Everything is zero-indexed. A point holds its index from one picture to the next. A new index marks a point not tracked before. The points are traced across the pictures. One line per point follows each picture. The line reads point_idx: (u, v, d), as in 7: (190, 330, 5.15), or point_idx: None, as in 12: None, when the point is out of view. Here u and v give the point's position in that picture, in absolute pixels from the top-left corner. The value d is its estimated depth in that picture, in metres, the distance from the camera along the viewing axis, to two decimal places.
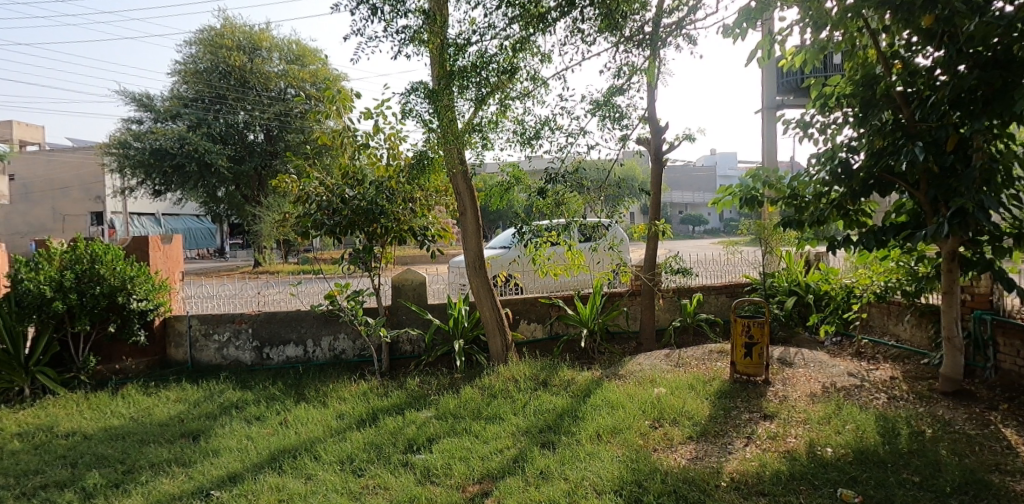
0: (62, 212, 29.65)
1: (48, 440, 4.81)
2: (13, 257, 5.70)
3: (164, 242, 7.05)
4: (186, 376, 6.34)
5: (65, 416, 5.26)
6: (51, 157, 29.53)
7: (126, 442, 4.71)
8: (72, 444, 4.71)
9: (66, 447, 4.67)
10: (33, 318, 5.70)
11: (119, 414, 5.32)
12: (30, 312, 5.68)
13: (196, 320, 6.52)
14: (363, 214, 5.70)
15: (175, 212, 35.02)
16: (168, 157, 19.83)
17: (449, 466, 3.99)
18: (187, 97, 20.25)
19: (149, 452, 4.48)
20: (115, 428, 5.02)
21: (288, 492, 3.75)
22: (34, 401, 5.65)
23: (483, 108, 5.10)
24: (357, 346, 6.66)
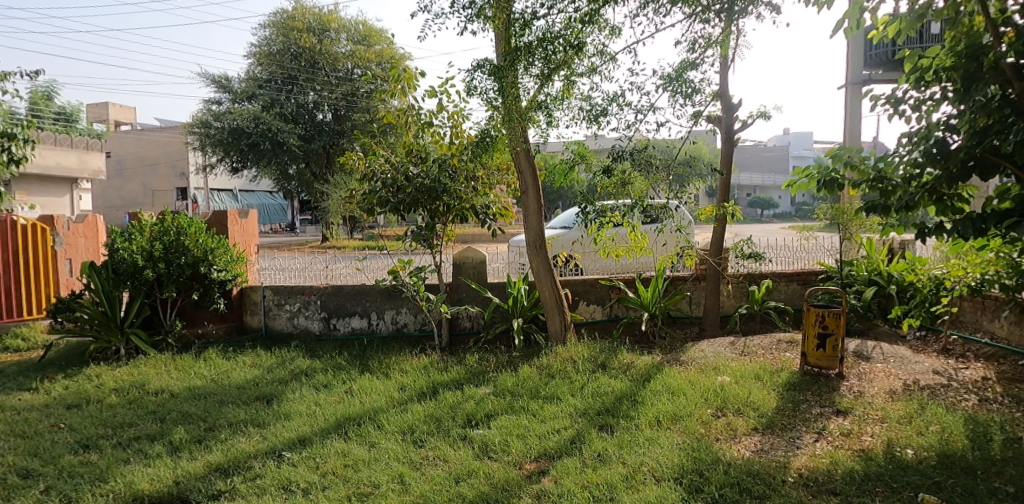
0: (151, 187, 31.66)
1: (140, 396, 5.14)
2: (110, 227, 6.07)
3: (241, 216, 7.33)
4: (260, 342, 6.65)
5: (155, 375, 5.62)
6: (141, 136, 31.35)
7: (208, 401, 4.98)
8: (161, 400, 5.03)
9: (155, 403, 4.98)
10: (127, 285, 6.08)
11: (201, 376, 5.64)
12: (125, 279, 6.06)
13: (269, 291, 6.83)
14: (427, 192, 5.76)
15: (250, 189, 36.75)
16: (244, 136, 20.58)
17: (507, 443, 4.01)
18: (261, 78, 21.01)
19: (228, 412, 4.71)
20: (197, 388, 5.32)
21: (353, 458, 3.87)
22: (129, 359, 6.07)
23: (548, 84, 5.01)
24: (418, 320, 6.75)
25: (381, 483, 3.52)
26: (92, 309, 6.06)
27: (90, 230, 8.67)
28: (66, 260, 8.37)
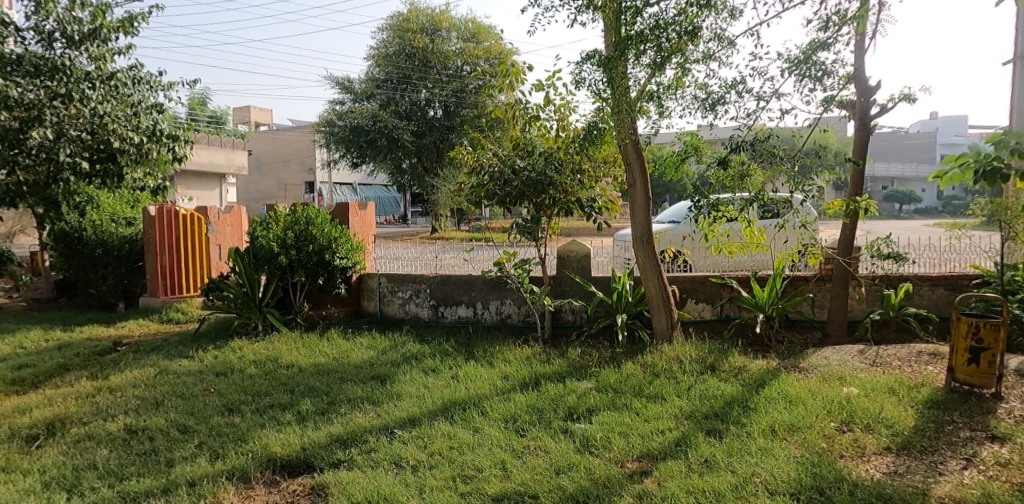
0: (283, 182, 34.43)
1: (274, 369, 5.65)
2: (250, 217, 6.70)
3: (361, 208, 7.73)
4: (375, 326, 6.97)
5: (286, 350, 6.11)
6: (276, 135, 34.19)
7: (330, 378, 5.36)
8: (291, 374, 5.51)
9: (286, 376, 5.48)
10: (265, 268, 6.65)
11: (324, 354, 6.04)
12: (263, 263, 6.63)
13: (384, 278, 7.13)
14: (533, 186, 5.71)
15: (368, 183, 38.88)
16: (364, 133, 21.71)
17: (609, 440, 3.88)
18: (379, 79, 22.05)
19: (346, 388, 5.06)
20: (321, 365, 5.73)
21: (458, 441, 4.00)
22: (265, 335, 6.60)
23: (660, 73, 4.78)
24: (522, 312, 6.69)
25: (482, 468, 3.59)
26: (236, 290, 6.66)
27: (236, 219, 9.69)
28: (218, 246, 9.40)
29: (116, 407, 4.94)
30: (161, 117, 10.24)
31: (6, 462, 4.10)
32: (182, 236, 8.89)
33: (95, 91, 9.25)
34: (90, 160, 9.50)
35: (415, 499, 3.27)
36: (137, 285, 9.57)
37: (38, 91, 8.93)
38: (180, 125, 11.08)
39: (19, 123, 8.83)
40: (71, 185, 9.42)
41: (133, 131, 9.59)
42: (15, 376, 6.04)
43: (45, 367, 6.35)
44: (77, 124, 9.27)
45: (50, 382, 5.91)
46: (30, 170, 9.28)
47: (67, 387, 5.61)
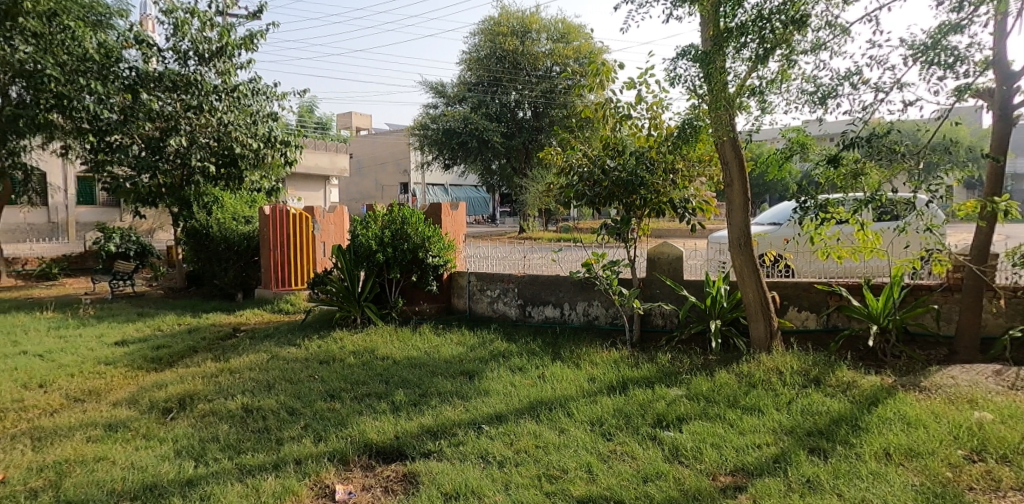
0: (380, 183, 35.87)
1: (371, 359, 5.88)
2: (352, 216, 7.02)
3: (453, 208, 7.82)
4: (465, 323, 7.04)
5: (381, 342, 6.34)
6: (375, 139, 35.66)
7: (422, 371, 5.49)
8: (386, 365, 5.70)
9: (382, 366, 5.67)
10: (364, 265, 6.97)
11: (417, 347, 6.20)
12: (362, 260, 6.95)
13: (474, 276, 7.19)
14: (623, 186, 5.52)
15: (459, 184, 39.77)
16: (455, 136, 22.11)
17: (700, 450, 3.67)
18: (470, 82, 22.44)
19: (437, 382, 5.17)
20: (413, 358, 5.88)
21: (544, 440, 3.97)
22: (363, 328, 6.84)
23: (763, 67, 4.46)
24: (610, 314, 6.45)
25: (570, 468, 3.52)
26: (338, 284, 6.95)
27: (339, 219, 10.15)
28: (322, 243, 9.90)
29: (235, 387, 5.33)
30: (275, 124, 11.56)
31: (145, 430, 4.53)
32: (289, 233, 9.40)
33: (222, 103, 10.80)
34: (216, 164, 10.95)
35: (501, 494, 3.28)
36: (254, 279, 10.10)
37: (175, 104, 10.55)
38: (292, 132, 11.98)
39: (160, 132, 10.51)
40: (202, 186, 10.75)
41: (252, 138, 11.01)
42: (154, 356, 6.70)
43: (178, 348, 6.98)
44: (206, 132, 10.77)
45: (181, 362, 6.49)
46: (168, 174, 10.68)
47: (195, 367, 6.11)
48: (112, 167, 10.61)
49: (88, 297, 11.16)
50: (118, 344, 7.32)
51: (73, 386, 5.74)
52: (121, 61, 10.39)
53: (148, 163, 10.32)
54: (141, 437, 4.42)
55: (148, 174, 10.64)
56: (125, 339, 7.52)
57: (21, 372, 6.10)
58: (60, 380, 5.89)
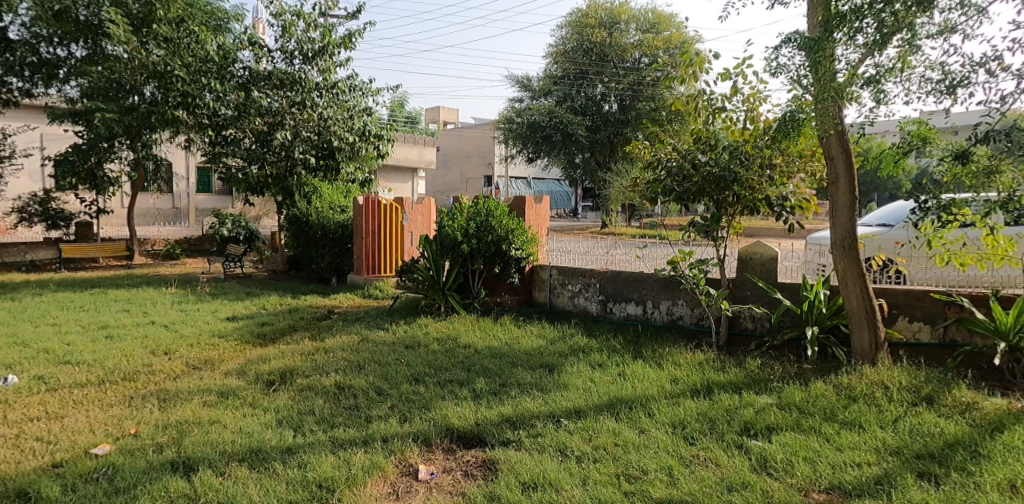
0: (466, 176, 36.41)
1: (454, 347, 5.94)
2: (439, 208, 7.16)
3: (537, 201, 7.70)
4: (545, 316, 6.95)
5: (465, 331, 6.41)
6: (460, 132, 36.19)
7: (502, 361, 5.48)
8: (468, 353, 5.74)
9: (464, 354, 5.72)
10: (449, 255, 7.07)
11: (497, 337, 6.20)
12: (448, 250, 7.07)
13: (556, 270, 7.09)
14: (715, 181, 5.19)
15: (543, 177, 39.73)
16: (540, 129, 22.04)
17: (791, 463, 3.40)
18: (557, 75, 22.27)
19: (517, 373, 5.14)
20: (494, 348, 5.88)
21: (623, 439, 3.86)
22: (447, 316, 6.94)
23: (879, 53, 4.05)
24: (695, 314, 6.06)
25: (650, 470, 3.42)
26: (424, 273, 7.12)
27: (427, 210, 10.19)
28: (410, 233, 10.05)
29: (330, 365, 5.55)
30: (370, 119, 11.92)
31: (252, 398, 4.84)
32: (378, 222, 9.68)
33: (322, 99, 11.31)
34: (316, 157, 11.53)
35: (579, 489, 3.29)
36: (348, 264, 10.37)
37: (281, 101, 11.13)
38: (383, 125, 12.36)
39: (269, 127, 11.14)
40: (303, 177, 11.27)
41: (348, 132, 11.44)
42: (260, 332, 7.13)
43: (280, 325, 7.41)
44: (308, 127, 11.27)
45: (283, 338, 6.88)
46: (274, 166, 11.30)
47: (295, 344, 6.43)
48: (227, 158, 11.40)
49: (205, 277, 11.96)
50: (230, 319, 7.88)
51: (192, 354, 6.23)
52: (236, 62, 11.29)
53: (258, 155, 11.08)
54: (248, 405, 4.73)
55: (257, 165, 11.23)
56: (234, 315, 8.06)
57: (150, 340, 6.73)
58: (182, 348, 6.43)
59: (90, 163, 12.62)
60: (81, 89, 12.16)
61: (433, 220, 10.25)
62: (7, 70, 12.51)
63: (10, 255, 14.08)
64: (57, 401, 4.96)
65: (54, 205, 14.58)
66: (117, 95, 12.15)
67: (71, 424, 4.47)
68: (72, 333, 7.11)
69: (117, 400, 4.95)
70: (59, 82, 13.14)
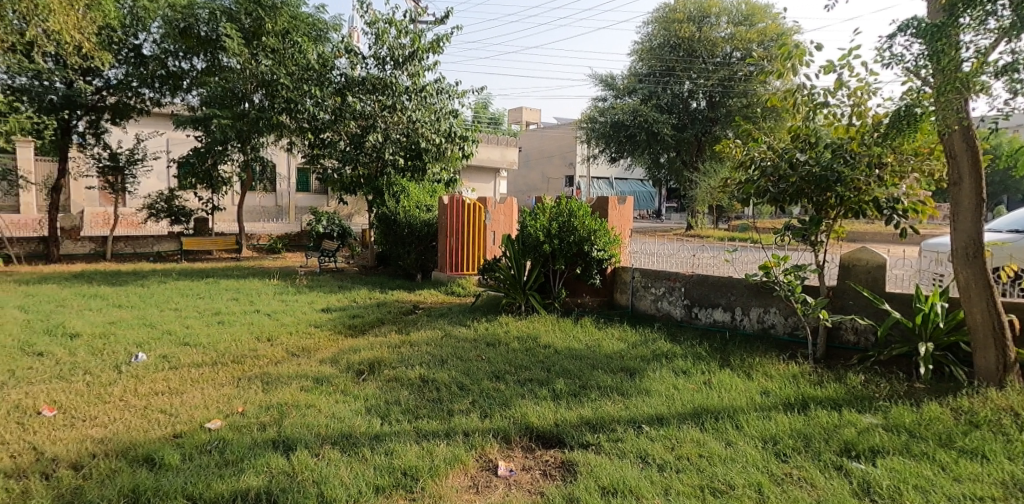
0: (547, 176, 36.39)
1: (534, 346, 5.91)
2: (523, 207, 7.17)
3: (620, 202, 7.54)
4: (626, 320, 6.79)
5: (544, 331, 6.36)
6: (543, 133, 36.30)
7: (583, 363, 5.39)
8: (548, 353, 5.69)
9: (544, 354, 5.68)
10: (530, 255, 7.05)
11: (578, 339, 6.11)
12: (529, 251, 7.05)
13: (639, 272, 6.90)
14: (815, 182, 4.85)
15: (626, 177, 39.08)
16: (623, 129, 21.67)
17: (898, 491, 3.12)
18: (642, 73, 21.82)
19: (597, 376, 5.04)
20: (574, 349, 5.80)
21: (708, 450, 3.69)
22: (527, 316, 6.93)
23: (1014, 39, 3.64)
24: (789, 323, 5.70)
25: (737, 486, 3.25)
26: (505, 272, 7.16)
27: (509, 210, 10.08)
28: (491, 232, 9.96)
29: (415, 358, 5.68)
30: (455, 121, 12.17)
31: (343, 386, 5.03)
32: (462, 221, 9.82)
33: (411, 102, 11.64)
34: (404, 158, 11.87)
35: (661, 499, 3.16)
36: (432, 262, 10.62)
37: (374, 105, 11.55)
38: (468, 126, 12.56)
39: (361, 130, 11.59)
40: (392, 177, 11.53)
41: (436, 134, 11.76)
42: (351, 324, 7.43)
43: (369, 318, 7.69)
44: (398, 129, 11.62)
45: (371, 331, 7.12)
46: (365, 166, 11.71)
47: (382, 337, 6.64)
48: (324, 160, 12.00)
49: (303, 270, 12.64)
50: (324, 310, 8.27)
51: (290, 342, 6.58)
52: (333, 69, 11.72)
53: (352, 156, 11.48)
54: (340, 392, 4.91)
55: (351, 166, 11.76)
56: (328, 307, 8.46)
57: (255, 327, 7.19)
58: (282, 336, 6.82)
59: (209, 165, 13.86)
60: (200, 97, 13.18)
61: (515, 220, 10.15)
62: (142, 82, 13.49)
63: (142, 247, 15.89)
64: (178, 378, 5.38)
65: (178, 202, 15.96)
66: (231, 102, 12.97)
67: (189, 400, 4.82)
68: (190, 318, 7.72)
69: (227, 380, 5.31)
70: (183, 91, 14.34)
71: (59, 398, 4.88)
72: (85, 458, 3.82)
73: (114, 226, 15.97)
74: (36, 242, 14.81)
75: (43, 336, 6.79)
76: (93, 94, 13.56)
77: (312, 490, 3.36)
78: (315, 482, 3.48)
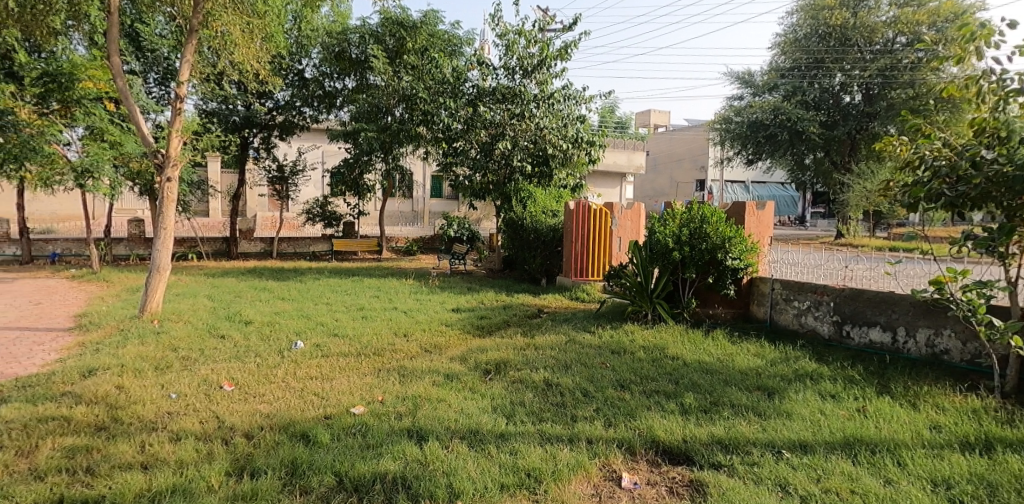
0: (676, 180, 35.05)
1: (661, 357, 5.61)
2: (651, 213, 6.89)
3: (759, 208, 6.99)
4: (764, 335, 6.22)
5: (672, 342, 6.03)
6: (672, 136, 35.05)
7: (714, 378, 5.02)
8: (676, 366, 5.37)
9: (671, 366, 5.37)
10: (658, 262, 6.80)
11: (709, 352, 5.72)
12: (657, 258, 6.80)
13: (779, 284, 6.30)
14: (1006, 184, 4.10)
15: (765, 180, 36.61)
16: (763, 128, 20.37)
17: None
18: (784, 68, 20.33)
19: (731, 392, 4.67)
20: (705, 363, 5.43)
21: (862, 487, 3.27)
22: (653, 325, 6.64)
23: None
24: (967, 350, 4.88)
25: None
26: (632, 279, 6.94)
27: (636, 215, 9.88)
28: (619, 238, 9.81)
29: (540, 361, 5.62)
30: (582, 126, 12.04)
31: (472, 384, 5.08)
32: (588, 226, 9.64)
33: (539, 109, 11.66)
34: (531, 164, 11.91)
35: None
36: (558, 267, 10.56)
37: (502, 114, 11.69)
38: (595, 131, 12.37)
39: (492, 139, 11.77)
40: (520, 183, 11.62)
41: (563, 139, 11.70)
42: (479, 324, 7.56)
43: (496, 320, 7.78)
44: (526, 137, 11.70)
45: (498, 332, 7.19)
46: (494, 173, 11.96)
47: (508, 339, 6.67)
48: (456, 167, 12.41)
49: (435, 272, 13.17)
50: (455, 310, 8.50)
51: (424, 339, 6.82)
52: (466, 82, 12.17)
53: (482, 165, 11.78)
54: (468, 389, 4.97)
55: (480, 173, 12.03)
56: (458, 307, 8.69)
57: (392, 323, 7.56)
58: (416, 332, 7.10)
59: (356, 174, 14.90)
60: (350, 113, 14.35)
61: (642, 225, 9.96)
62: (304, 102, 14.94)
63: (301, 247, 17.50)
64: (328, 365, 5.75)
65: (331, 207, 17.33)
66: (376, 116, 14.03)
67: (337, 385, 5.12)
68: (338, 312, 8.30)
69: (369, 370, 5.59)
70: (337, 109, 15.48)
71: (235, 376, 5.40)
72: (255, 429, 4.18)
73: (280, 228, 17.77)
74: (221, 242, 16.74)
75: (223, 321, 7.66)
76: (266, 115, 15.10)
77: (441, 480, 3.44)
78: (445, 472, 3.56)
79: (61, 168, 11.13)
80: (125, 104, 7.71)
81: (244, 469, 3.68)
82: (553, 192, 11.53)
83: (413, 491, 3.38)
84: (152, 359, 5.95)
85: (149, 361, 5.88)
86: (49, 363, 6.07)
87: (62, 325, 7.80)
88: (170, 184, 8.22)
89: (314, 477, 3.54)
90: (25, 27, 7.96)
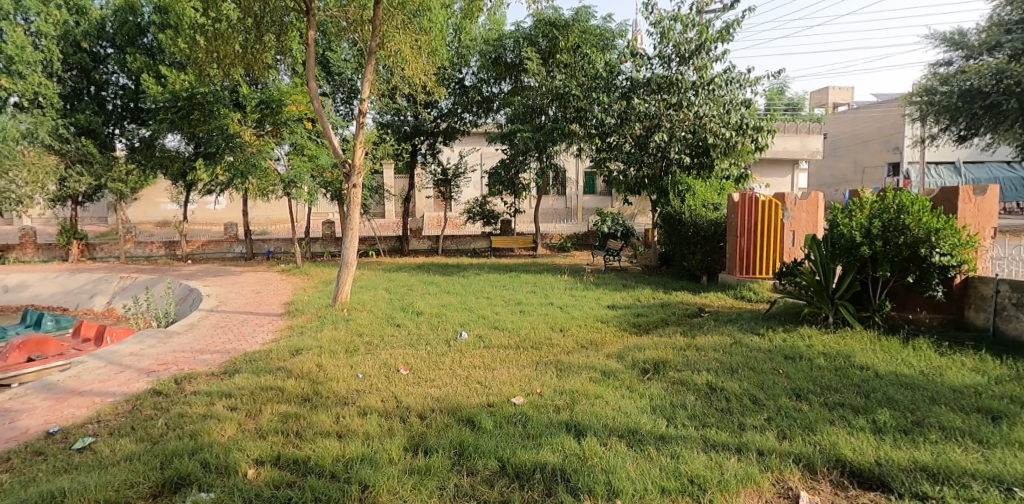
0: (862, 164, 31.18)
1: (846, 366, 4.90)
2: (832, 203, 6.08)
3: (977, 192, 5.84)
4: (985, 346, 5.17)
5: (860, 350, 5.25)
6: (857, 114, 31.31)
7: (916, 394, 4.25)
8: (865, 377, 4.65)
9: (859, 377, 4.65)
10: (842, 259, 5.99)
11: (908, 364, 4.88)
12: (841, 254, 5.98)
13: (1006, 285, 5.21)
14: None
15: (982, 159, 30.89)
16: (980, 96, 17.16)
17: None
18: (1010, 21, 17.18)
19: (939, 412, 3.91)
20: (903, 376, 4.64)
21: None
22: (837, 330, 5.85)
23: None
24: None
25: None
26: (809, 277, 6.23)
27: (812, 206, 8.74)
28: (790, 232, 8.85)
29: (702, 363, 5.18)
30: (748, 111, 11.10)
31: (629, 383, 4.82)
32: (756, 220, 8.87)
33: (697, 97, 10.89)
34: (690, 155, 11.33)
35: None
36: (720, 264, 9.82)
37: (658, 105, 11.15)
38: (766, 114, 11.31)
39: (646, 132, 11.27)
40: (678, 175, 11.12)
41: (725, 127, 10.86)
42: (636, 322, 7.24)
43: (653, 318, 7.40)
44: (684, 127, 11.03)
45: (656, 331, 6.83)
46: (650, 166, 11.49)
47: (668, 338, 6.29)
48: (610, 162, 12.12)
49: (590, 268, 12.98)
50: (610, 307, 8.24)
51: (580, 335, 6.66)
52: (619, 75, 11.76)
53: (636, 159, 11.37)
54: (626, 387, 4.71)
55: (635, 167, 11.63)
56: (614, 304, 8.41)
57: (550, 318, 7.50)
58: (574, 328, 6.96)
59: (512, 173, 15.18)
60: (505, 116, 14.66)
61: (821, 217, 8.89)
62: (464, 109, 15.51)
63: (462, 244, 18.29)
64: (490, 355, 5.82)
65: (489, 206, 17.87)
66: (530, 116, 14.22)
67: (499, 375, 5.14)
68: (498, 305, 8.44)
69: (528, 363, 5.55)
70: (494, 112, 15.82)
71: (410, 361, 5.67)
72: (427, 410, 4.30)
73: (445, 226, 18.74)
74: (395, 240, 18.06)
75: (398, 311, 8.16)
76: (431, 123, 15.85)
77: (601, 477, 3.26)
78: (604, 469, 3.36)
79: (274, 181, 12.64)
80: (320, 123, 8.44)
81: (419, 446, 3.78)
82: (715, 185, 10.75)
83: (573, 485, 3.25)
84: (343, 342, 6.47)
85: (340, 344, 6.40)
86: (268, 341, 6.87)
87: (276, 310, 8.85)
88: (355, 189, 9.02)
89: (480, 460, 3.53)
90: (245, 64, 8.71)
